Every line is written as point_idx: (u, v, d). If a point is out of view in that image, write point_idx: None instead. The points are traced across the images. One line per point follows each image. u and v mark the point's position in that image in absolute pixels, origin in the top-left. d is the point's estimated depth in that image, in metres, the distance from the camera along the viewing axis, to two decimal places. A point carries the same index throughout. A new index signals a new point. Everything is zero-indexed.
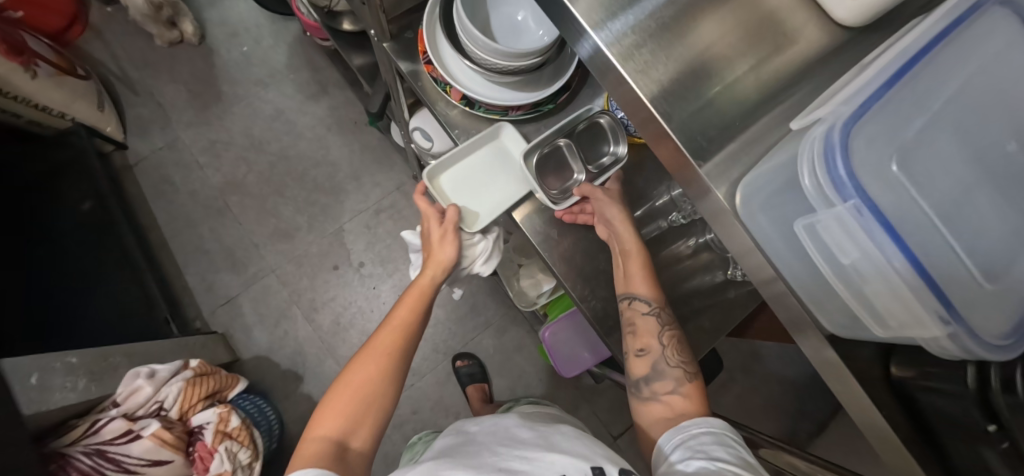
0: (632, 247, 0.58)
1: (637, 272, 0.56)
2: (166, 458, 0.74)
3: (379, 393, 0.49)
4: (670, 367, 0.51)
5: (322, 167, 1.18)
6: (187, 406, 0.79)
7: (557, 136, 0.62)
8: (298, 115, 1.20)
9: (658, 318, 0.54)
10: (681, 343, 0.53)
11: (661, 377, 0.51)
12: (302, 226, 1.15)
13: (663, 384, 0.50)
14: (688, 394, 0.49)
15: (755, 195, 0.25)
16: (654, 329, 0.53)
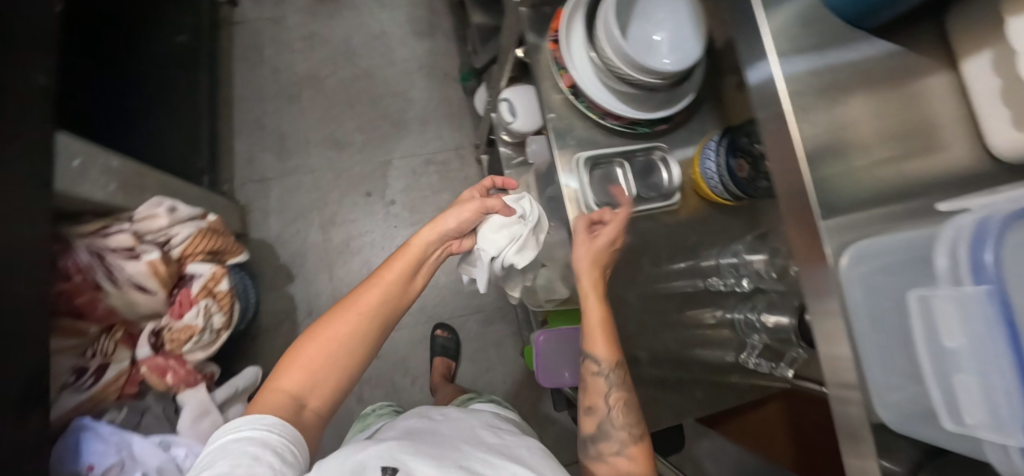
0: (592, 291, 0.58)
1: (596, 342, 0.57)
2: (151, 288, 0.75)
3: (350, 357, 0.52)
4: (614, 431, 0.56)
5: (398, 99, 1.20)
6: (189, 252, 0.81)
7: (616, 156, 0.62)
8: (399, 44, 1.22)
9: (614, 387, 0.57)
10: (631, 413, 0.57)
11: (608, 438, 0.56)
12: (356, 143, 1.17)
13: (609, 445, 0.56)
14: (635, 460, 0.55)
15: (869, 260, 0.25)
16: (603, 393, 0.57)
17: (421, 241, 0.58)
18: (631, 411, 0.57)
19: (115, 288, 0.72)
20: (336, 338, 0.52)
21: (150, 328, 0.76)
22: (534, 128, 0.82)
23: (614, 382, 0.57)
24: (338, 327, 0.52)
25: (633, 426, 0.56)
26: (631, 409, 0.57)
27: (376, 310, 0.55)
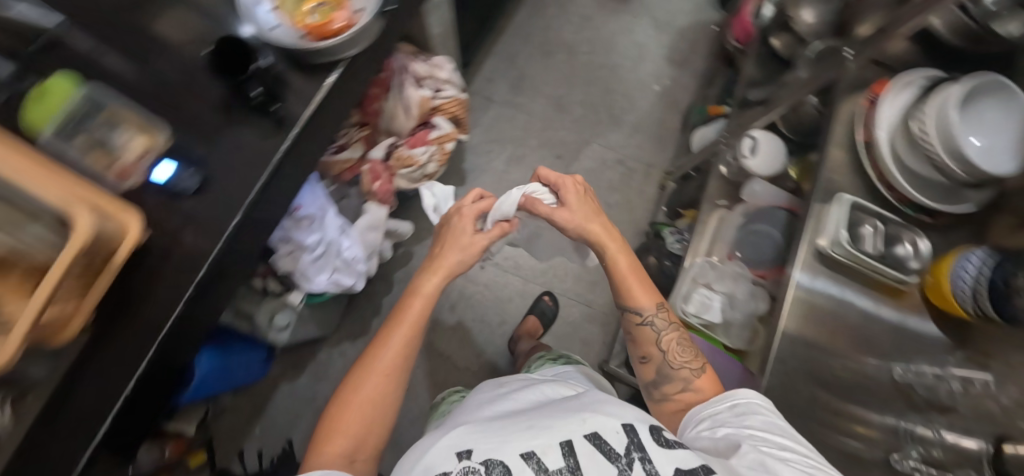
0: (603, 238, 0.64)
1: (623, 287, 0.63)
2: (409, 114, 0.85)
3: (387, 394, 0.53)
4: (677, 367, 0.59)
5: (625, 100, 1.30)
6: (445, 109, 0.92)
7: (869, 215, 0.67)
8: (651, 59, 1.32)
9: (664, 331, 0.61)
10: (683, 346, 0.61)
11: (670, 378, 0.59)
12: (572, 114, 1.28)
13: (672, 385, 0.58)
14: (699, 389, 0.57)
15: None
16: (654, 340, 0.61)
17: (427, 283, 0.59)
18: (681, 345, 0.61)
19: (394, 99, 0.85)
20: (382, 364, 0.54)
21: (387, 143, 0.88)
22: (764, 172, 0.88)
23: (659, 329, 0.61)
24: (380, 358, 0.54)
25: (688, 362, 0.59)
26: (681, 343, 0.61)
27: (416, 315, 0.58)
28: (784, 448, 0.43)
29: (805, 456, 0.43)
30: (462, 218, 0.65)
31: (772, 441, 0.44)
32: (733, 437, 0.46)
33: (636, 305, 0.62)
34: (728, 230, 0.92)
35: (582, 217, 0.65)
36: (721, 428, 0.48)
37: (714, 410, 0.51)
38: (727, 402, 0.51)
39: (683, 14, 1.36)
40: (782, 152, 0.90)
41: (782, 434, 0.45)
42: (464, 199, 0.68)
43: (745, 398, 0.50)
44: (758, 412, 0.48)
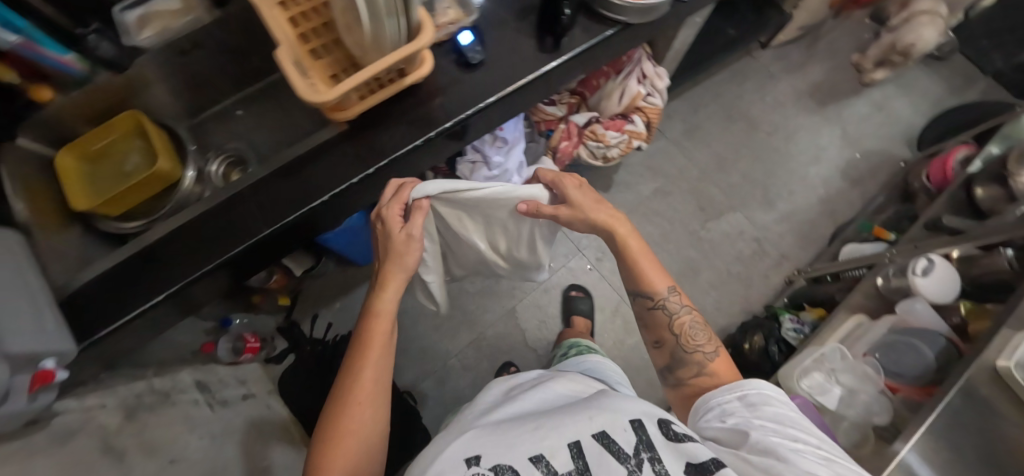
0: (614, 221, 0.66)
1: (642, 268, 0.66)
2: (622, 102, 0.92)
3: (377, 410, 0.54)
4: (692, 351, 0.63)
5: (786, 187, 1.30)
6: (647, 112, 0.97)
7: None
8: (826, 164, 1.33)
9: (678, 315, 0.65)
10: (698, 331, 0.64)
11: (685, 363, 0.63)
12: (730, 177, 1.31)
13: (688, 370, 0.62)
14: (713, 374, 0.60)
15: None
16: (666, 324, 0.65)
17: (383, 300, 0.61)
18: (695, 329, 0.64)
19: (616, 83, 0.91)
20: (367, 379, 0.54)
21: (591, 115, 0.95)
22: (925, 297, 0.85)
23: (669, 312, 0.65)
24: (369, 371, 0.55)
25: (699, 344, 0.63)
26: (695, 326, 0.65)
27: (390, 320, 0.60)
28: (797, 441, 0.44)
29: (817, 447, 0.43)
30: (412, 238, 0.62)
31: (781, 431, 0.45)
32: (742, 426, 0.47)
33: (647, 291, 0.66)
34: (865, 339, 0.89)
35: (585, 207, 0.67)
36: (730, 418, 0.50)
37: (726, 400, 0.52)
38: (738, 393, 0.52)
39: (873, 140, 1.36)
40: (954, 284, 0.86)
41: (795, 425, 0.46)
42: (385, 195, 0.64)
43: (757, 391, 0.51)
44: (770, 403, 0.49)
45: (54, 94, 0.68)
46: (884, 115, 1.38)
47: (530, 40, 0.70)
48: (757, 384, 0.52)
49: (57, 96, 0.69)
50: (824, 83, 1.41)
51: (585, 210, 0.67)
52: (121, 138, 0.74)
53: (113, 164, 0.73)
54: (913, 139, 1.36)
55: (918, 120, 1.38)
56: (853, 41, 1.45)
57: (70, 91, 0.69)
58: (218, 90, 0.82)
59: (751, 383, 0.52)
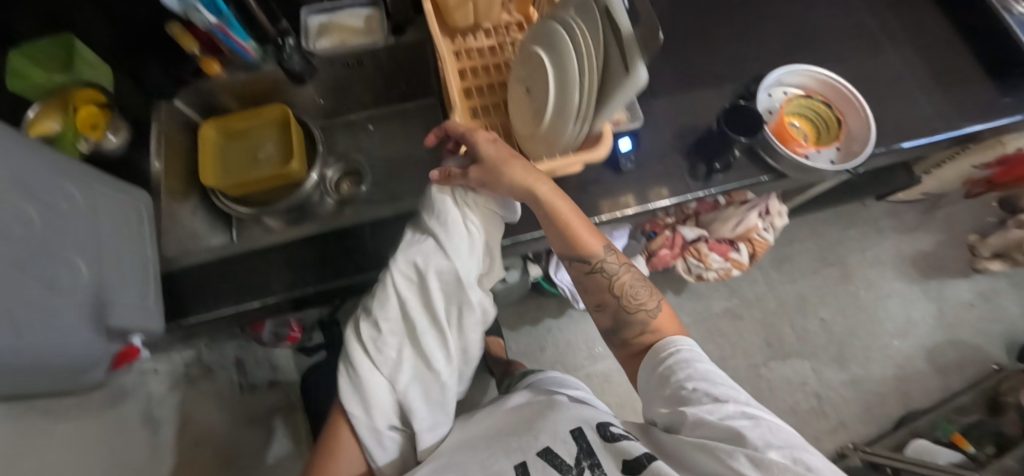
0: (552, 196, 0.54)
1: (568, 238, 0.57)
2: (736, 231, 0.88)
3: None
4: (636, 311, 0.59)
5: (864, 352, 1.22)
6: (754, 245, 0.93)
7: None
8: (912, 340, 1.24)
9: (617, 275, 0.60)
10: (639, 288, 0.60)
11: (629, 322, 0.60)
12: (808, 321, 1.24)
13: (632, 328, 0.59)
14: (659, 329, 0.58)
15: None
16: (608, 286, 0.60)
17: None
18: (636, 288, 0.60)
19: (735, 214, 0.86)
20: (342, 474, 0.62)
21: (700, 231, 0.91)
22: None
23: (608, 273, 0.60)
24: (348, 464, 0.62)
25: (643, 304, 0.59)
26: (635, 283, 0.60)
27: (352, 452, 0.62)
28: (728, 398, 0.49)
29: (743, 406, 0.48)
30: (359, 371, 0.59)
31: (712, 394, 0.49)
32: (678, 398, 0.51)
33: (580, 254, 0.58)
34: None
35: (515, 162, 0.52)
36: (665, 389, 0.53)
37: (656, 366, 0.55)
38: (668, 356, 0.54)
39: (967, 330, 1.26)
40: None
41: (718, 379, 0.50)
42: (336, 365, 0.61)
43: (684, 354, 0.54)
44: (701, 367, 0.52)
45: (220, 70, 0.71)
46: (986, 308, 1.29)
47: (680, 161, 0.67)
48: (681, 342, 0.55)
49: (222, 73, 0.72)
50: (929, 255, 1.33)
51: (495, 181, 0.52)
52: (262, 123, 0.76)
53: (248, 148, 0.75)
54: (1013, 344, 1.25)
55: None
56: (972, 220, 1.37)
57: (235, 72, 0.72)
58: (358, 101, 0.84)
59: (676, 344, 0.55)
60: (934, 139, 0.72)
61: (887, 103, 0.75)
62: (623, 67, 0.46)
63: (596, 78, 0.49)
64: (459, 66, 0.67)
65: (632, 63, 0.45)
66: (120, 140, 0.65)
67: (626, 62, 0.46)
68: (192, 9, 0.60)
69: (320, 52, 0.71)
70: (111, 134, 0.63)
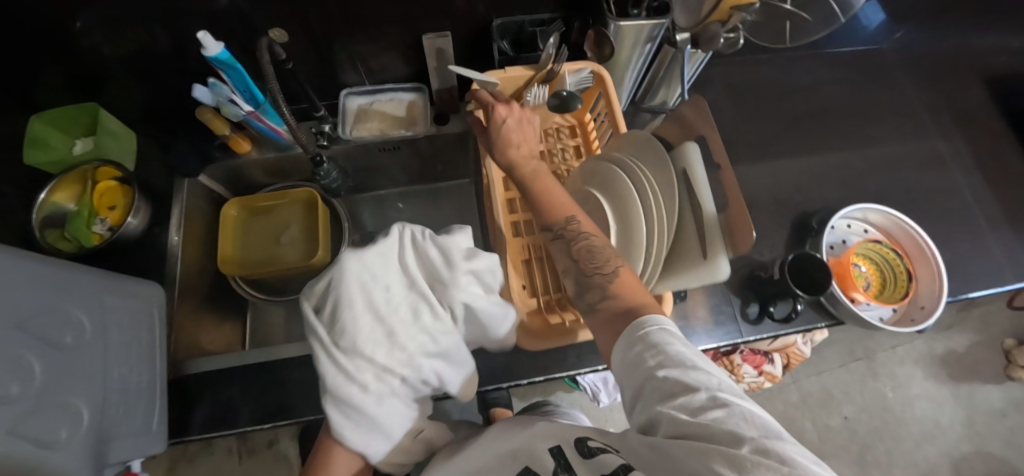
0: (531, 173, 0.50)
1: (545, 200, 0.49)
2: (774, 345, 0.84)
3: None
4: (592, 274, 0.44)
5: (887, 457, 1.15)
6: (790, 356, 0.88)
7: None
8: (940, 448, 1.17)
9: (579, 240, 0.46)
10: (598, 251, 0.44)
11: (590, 287, 0.44)
12: (829, 418, 1.18)
13: (593, 293, 0.43)
14: (615, 296, 0.41)
15: None
16: (566, 251, 0.46)
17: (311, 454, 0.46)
18: (593, 251, 0.45)
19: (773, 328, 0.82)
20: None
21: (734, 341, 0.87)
22: None
23: (568, 239, 0.46)
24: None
25: (602, 269, 0.43)
26: (593, 248, 0.45)
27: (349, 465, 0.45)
28: (716, 390, 0.32)
29: (716, 391, 0.32)
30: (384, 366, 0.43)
31: (693, 388, 0.32)
32: (651, 393, 0.34)
33: (547, 220, 0.48)
34: None
35: (514, 129, 0.52)
36: (637, 380, 0.36)
37: (632, 349, 0.37)
38: (636, 341, 0.37)
39: (1000, 443, 1.18)
40: None
41: (704, 367, 0.34)
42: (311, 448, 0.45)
43: (653, 333, 0.36)
44: (675, 352, 0.35)
45: (250, 148, 0.67)
46: (1022, 419, 1.21)
47: (730, 295, 0.61)
48: (656, 320, 0.37)
49: (252, 151, 0.68)
50: (965, 355, 1.25)
51: (501, 148, 0.52)
52: (290, 202, 0.72)
53: (275, 231, 0.71)
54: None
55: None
56: (1013, 320, 1.29)
57: (267, 151, 0.68)
58: (388, 179, 0.80)
59: (646, 324, 0.37)
60: (1005, 288, 0.66)
61: (953, 243, 0.70)
62: (699, 249, 0.41)
63: (664, 246, 0.44)
64: (504, 173, 0.63)
65: (713, 252, 0.40)
66: (140, 221, 0.61)
67: (702, 245, 0.41)
68: (226, 99, 0.56)
69: (354, 140, 0.67)
70: (130, 217, 0.59)
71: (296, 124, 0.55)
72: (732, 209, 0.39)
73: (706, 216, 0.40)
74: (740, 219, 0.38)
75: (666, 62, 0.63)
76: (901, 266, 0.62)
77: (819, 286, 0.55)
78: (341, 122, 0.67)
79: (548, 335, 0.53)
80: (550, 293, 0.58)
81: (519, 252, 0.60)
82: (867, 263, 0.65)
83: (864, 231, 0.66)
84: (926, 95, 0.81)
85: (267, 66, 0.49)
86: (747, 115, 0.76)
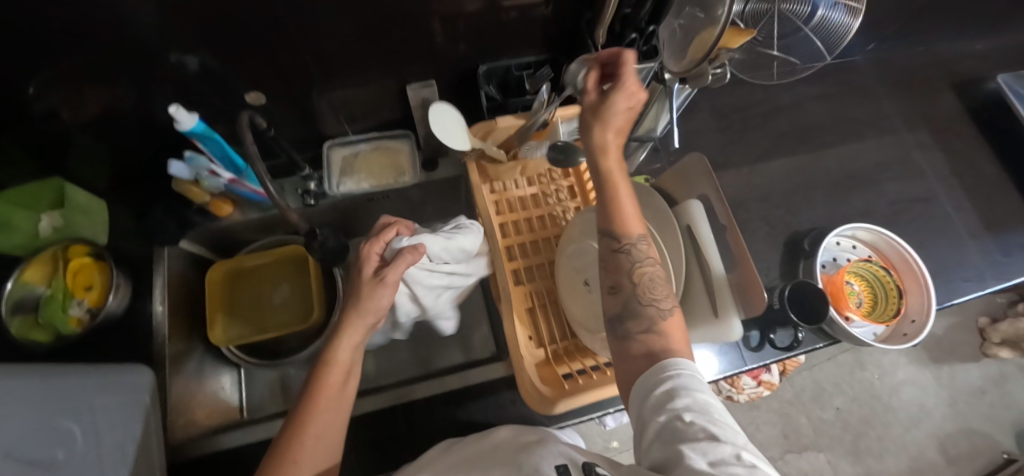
0: (615, 176, 0.46)
1: (619, 206, 0.44)
2: None
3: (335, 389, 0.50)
4: (648, 305, 0.41)
5: (878, 443, 1.21)
6: (785, 363, 0.91)
7: None
8: (925, 430, 1.22)
9: (643, 264, 0.43)
10: (659, 283, 0.42)
11: (638, 316, 0.42)
12: (822, 411, 1.22)
13: (638, 323, 0.41)
14: (661, 334, 0.40)
15: None
16: (624, 270, 0.43)
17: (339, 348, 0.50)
18: (654, 281, 0.42)
19: None
20: (334, 387, 0.48)
21: None
22: None
23: (635, 258, 0.43)
24: (334, 386, 0.48)
25: (658, 300, 0.41)
26: (654, 278, 0.42)
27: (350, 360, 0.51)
28: (736, 448, 0.32)
29: (741, 447, 0.32)
30: (384, 285, 0.53)
31: (715, 437, 0.32)
32: (670, 435, 0.34)
33: (612, 227, 0.44)
34: None
35: (617, 113, 0.46)
36: (658, 421, 0.35)
37: (659, 390, 0.37)
38: (663, 382, 0.37)
39: (979, 418, 1.24)
40: None
41: (724, 420, 0.34)
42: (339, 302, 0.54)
43: (683, 379, 0.37)
44: (702, 401, 0.35)
45: (232, 210, 0.64)
46: (998, 395, 1.27)
47: None
48: (685, 365, 0.38)
49: (235, 213, 0.65)
50: (942, 337, 1.31)
51: (602, 126, 0.46)
52: (273, 262, 0.70)
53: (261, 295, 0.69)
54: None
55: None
56: (983, 300, 1.35)
57: (249, 211, 0.66)
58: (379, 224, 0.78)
59: (675, 368, 0.38)
60: (978, 294, 0.69)
61: (934, 252, 0.72)
62: (710, 307, 0.41)
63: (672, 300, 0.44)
64: (501, 220, 0.62)
65: (724, 311, 0.40)
66: (120, 300, 0.58)
67: (712, 303, 0.41)
68: (206, 171, 0.54)
69: (340, 194, 0.64)
70: (110, 297, 0.56)
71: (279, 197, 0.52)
72: (740, 270, 0.40)
73: (715, 276, 0.41)
74: (750, 280, 0.39)
75: (653, 100, 0.64)
76: (896, 291, 0.64)
77: (818, 315, 0.56)
78: (327, 176, 0.65)
79: (569, 398, 0.48)
80: (558, 343, 0.57)
81: (522, 302, 0.58)
82: (860, 282, 0.66)
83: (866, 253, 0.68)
84: (901, 105, 0.84)
85: (245, 136, 0.46)
86: (734, 138, 0.77)
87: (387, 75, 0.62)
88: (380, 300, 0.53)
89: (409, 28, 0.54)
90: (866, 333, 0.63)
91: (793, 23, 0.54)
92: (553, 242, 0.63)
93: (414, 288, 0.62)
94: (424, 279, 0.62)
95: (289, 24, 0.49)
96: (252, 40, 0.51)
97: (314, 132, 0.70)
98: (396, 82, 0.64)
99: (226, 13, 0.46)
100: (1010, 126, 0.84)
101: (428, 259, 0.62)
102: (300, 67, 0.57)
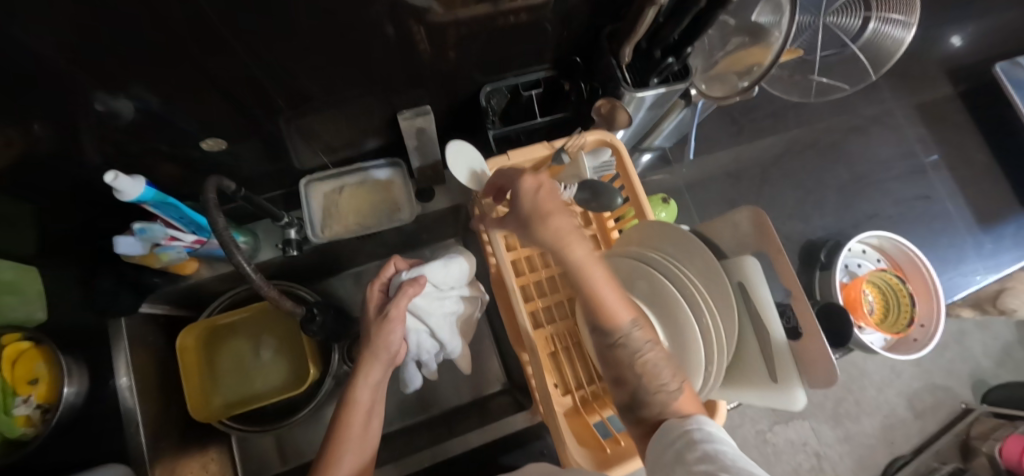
0: (589, 263, 0.38)
1: (600, 292, 0.38)
2: None
3: (375, 427, 0.50)
4: (654, 393, 0.37)
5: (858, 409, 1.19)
6: None
7: None
8: None
9: (643, 351, 0.38)
10: (663, 366, 0.38)
11: (650, 403, 0.38)
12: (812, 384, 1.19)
13: (649, 409, 0.38)
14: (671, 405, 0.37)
15: None
16: (624, 361, 0.39)
17: (359, 387, 0.49)
18: (657, 365, 0.38)
19: None
20: (359, 426, 0.48)
21: None
22: None
23: (633, 348, 0.38)
24: (358, 427, 0.48)
25: (667, 389, 0.37)
26: (658, 362, 0.38)
27: (373, 399, 0.50)
28: None
29: None
30: (389, 321, 0.51)
31: None
32: None
33: (603, 320, 0.39)
34: None
35: (548, 204, 0.39)
36: None
37: None
38: None
39: (941, 373, 1.04)
40: None
41: None
42: (369, 310, 0.54)
43: None
44: None
45: (197, 265, 0.58)
46: None
47: None
48: None
49: (201, 268, 0.59)
50: None
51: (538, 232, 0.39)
52: (254, 316, 0.65)
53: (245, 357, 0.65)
54: None
55: (990, 365, 1.05)
56: None
57: (216, 265, 0.59)
58: (368, 254, 0.71)
59: None
60: (973, 288, 0.72)
61: (931, 248, 0.75)
62: (766, 371, 0.39)
63: (725, 358, 0.40)
64: (514, 257, 0.56)
65: (784, 378, 0.37)
66: (79, 386, 0.48)
67: (768, 367, 0.39)
68: (163, 239, 0.47)
69: (331, 237, 0.57)
70: (65, 385, 0.46)
71: (265, 279, 0.43)
72: (808, 338, 0.37)
73: (775, 340, 0.38)
74: (816, 351, 0.37)
75: (670, 114, 0.57)
76: (909, 298, 0.64)
77: (843, 335, 0.54)
78: (308, 220, 0.57)
79: (613, 463, 0.45)
80: (585, 387, 0.53)
81: (544, 347, 0.54)
82: (874, 291, 0.67)
83: (876, 258, 0.68)
84: (898, 100, 0.84)
85: (214, 213, 0.39)
86: (742, 145, 0.75)
87: (374, 98, 0.54)
88: (391, 337, 0.51)
89: (404, 48, 0.47)
90: (876, 340, 0.65)
91: (838, 41, 0.65)
92: (571, 277, 0.58)
93: (429, 322, 0.57)
94: (434, 309, 0.57)
95: (260, 55, 0.41)
96: (217, 77, 0.42)
97: (293, 163, 0.62)
98: (380, 100, 0.54)
99: (187, 52, 0.38)
100: (1001, 114, 0.84)
101: (434, 287, 0.58)
102: (274, 99, 0.49)
